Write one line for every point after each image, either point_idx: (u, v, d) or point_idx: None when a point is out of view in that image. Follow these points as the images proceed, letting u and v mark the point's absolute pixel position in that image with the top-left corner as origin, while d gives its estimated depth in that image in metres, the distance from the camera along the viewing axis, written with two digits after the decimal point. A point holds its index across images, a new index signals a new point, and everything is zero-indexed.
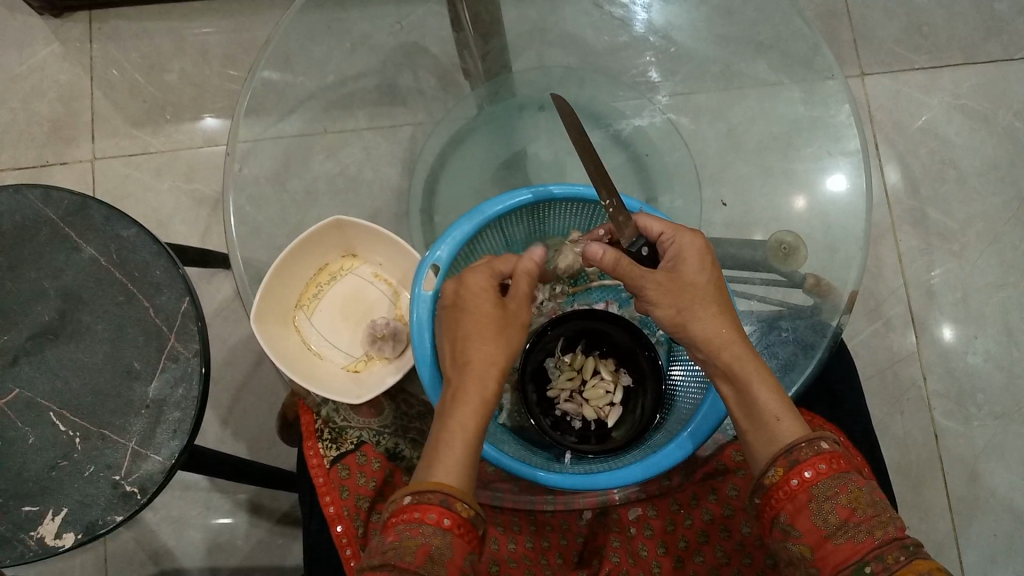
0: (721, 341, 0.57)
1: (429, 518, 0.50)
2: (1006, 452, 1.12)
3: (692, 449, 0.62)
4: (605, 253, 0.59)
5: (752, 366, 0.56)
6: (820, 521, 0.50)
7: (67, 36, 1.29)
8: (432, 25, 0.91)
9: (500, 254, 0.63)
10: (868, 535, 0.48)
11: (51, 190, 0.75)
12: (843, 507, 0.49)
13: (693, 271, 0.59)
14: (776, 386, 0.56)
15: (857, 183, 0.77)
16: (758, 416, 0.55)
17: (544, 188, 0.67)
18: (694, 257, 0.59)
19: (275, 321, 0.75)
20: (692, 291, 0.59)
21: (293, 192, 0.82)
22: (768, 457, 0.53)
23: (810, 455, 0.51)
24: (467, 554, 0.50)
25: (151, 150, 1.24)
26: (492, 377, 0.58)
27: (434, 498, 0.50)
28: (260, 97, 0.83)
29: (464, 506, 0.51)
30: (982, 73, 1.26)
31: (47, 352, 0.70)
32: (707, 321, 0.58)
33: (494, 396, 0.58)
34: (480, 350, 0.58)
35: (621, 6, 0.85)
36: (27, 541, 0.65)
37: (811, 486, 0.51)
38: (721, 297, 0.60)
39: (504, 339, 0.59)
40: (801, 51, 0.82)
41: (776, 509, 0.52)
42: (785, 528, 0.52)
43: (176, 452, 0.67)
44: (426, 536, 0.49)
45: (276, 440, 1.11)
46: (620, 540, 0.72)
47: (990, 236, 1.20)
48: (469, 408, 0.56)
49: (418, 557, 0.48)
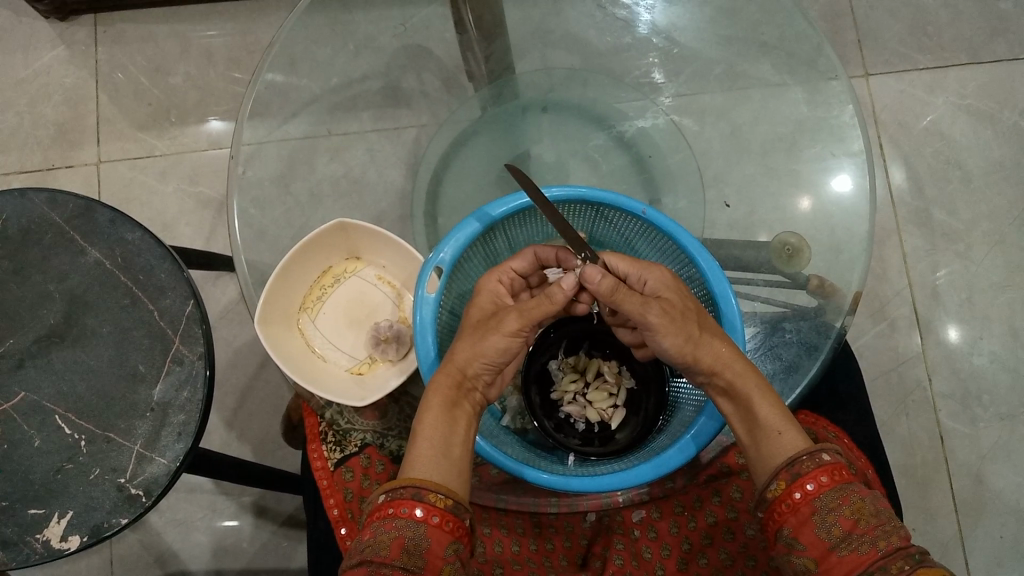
0: (718, 363, 0.57)
1: (402, 512, 0.50)
2: (1013, 453, 1.12)
3: (694, 452, 0.61)
4: (604, 280, 0.56)
5: (755, 384, 0.56)
6: (824, 533, 0.50)
7: (72, 40, 1.29)
8: (438, 27, 0.89)
9: (517, 258, 0.65)
10: (871, 546, 0.48)
11: (56, 194, 0.75)
12: (846, 519, 0.49)
13: (675, 296, 0.59)
14: (777, 401, 0.56)
15: (862, 184, 0.77)
16: (759, 431, 0.55)
17: (500, 205, 0.67)
18: (674, 287, 0.60)
19: (279, 323, 0.75)
20: (704, 317, 0.59)
21: (298, 195, 0.83)
22: (771, 471, 0.53)
23: (812, 467, 0.51)
24: (448, 544, 0.51)
25: (155, 153, 1.25)
26: (457, 375, 0.58)
27: (408, 492, 0.51)
28: (264, 100, 0.82)
29: (438, 497, 0.51)
30: (987, 73, 1.26)
31: (51, 356, 0.70)
32: (710, 343, 0.57)
33: (461, 394, 0.57)
34: (456, 349, 0.59)
35: (625, 7, 0.85)
36: (33, 543, 0.66)
37: (813, 500, 0.51)
38: (709, 320, 0.60)
39: (482, 341, 0.58)
40: (804, 52, 0.82)
41: (778, 522, 0.52)
42: (789, 541, 0.51)
43: (180, 454, 0.67)
44: (399, 529, 0.50)
45: (281, 442, 1.12)
46: (624, 543, 0.72)
47: (995, 236, 1.20)
48: (437, 404, 0.56)
49: (394, 550, 0.49)
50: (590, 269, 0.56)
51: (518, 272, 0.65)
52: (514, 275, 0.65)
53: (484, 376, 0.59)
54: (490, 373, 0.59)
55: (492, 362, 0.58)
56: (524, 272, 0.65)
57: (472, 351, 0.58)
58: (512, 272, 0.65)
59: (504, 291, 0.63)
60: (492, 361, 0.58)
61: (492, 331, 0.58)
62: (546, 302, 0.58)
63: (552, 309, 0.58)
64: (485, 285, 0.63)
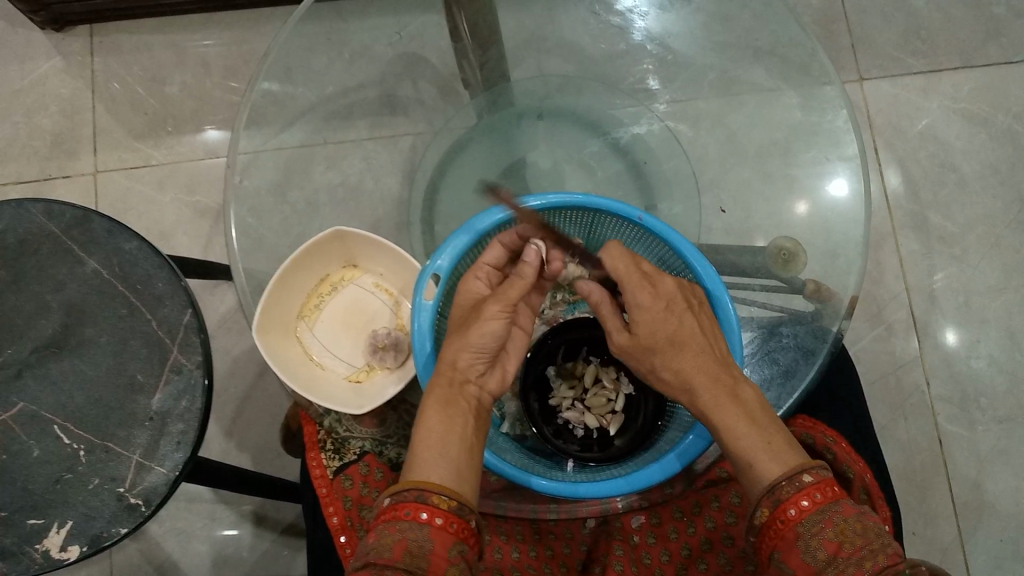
0: (688, 395, 0.58)
1: (406, 515, 0.50)
2: (1011, 456, 1.12)
3: (676, 469, 0.61)
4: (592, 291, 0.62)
5: (729, 414, 0.55)
6: (809, 557, 0.50)
7: (69, 50, 1.30)
8: (433, 35, 0.90)
9: (489, 252, 0.65)
10: (857, 567, 0.47)
11: (53, 204, 0.75)
12: (831, 542, 0.49)
13: (647, 330, 0.59)
14: (752, 427, 0.55)
15: (857, 188, 0.77)
16: (735, 459, 0.55)
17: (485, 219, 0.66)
18: (646, 307, 0.58)
19: (277, 331, 0.75)
20: (683, 333, 0.58)
21: (295, 203, 0.83)
22: (754, 496, 0.54)
23: (793, 492, 0.51)
24: (453, 545, 0.50)
25: (153, 162, 1.25)
26: (450, 373, 0.59)
27: (411, 495, 0.51)
28: (261, 109, 0.83)
29: (442, 498, 0.51)
30: (980, 77, 1.26)
31: (50, 366, 0.70)
32: (677, 374, 0.58)
33: (456, 392, 0.58)
34: (445, 350, 0.60)
35: (619, 14, 0.86)
36: (32, 554, 0.65)
37: (797, 524, 0.51)
38: (687, 343, 0.58)
39: (467, 334, 0.60)
40: (798, 58, 0.83)
41: (770, 545, 0.52)
42: (779, 564, 0.52)
43: (179, 463, 0.67)
44: (403, 532, 0.49)
45: (280, 451, 1.12)
46: (624, 548, 0.72)
47: (991, 239, 1.20)
48: (432, 404, 0.57)
49: (397, 551, 0.48)
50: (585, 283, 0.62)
51: (494, 264, 0.65)
52: (489, 266, 0.65)
53: (477, 366, 0.60)
54: (482, 361, 0.60)
55: (481, 348, 0.60)
56: (500, 263, 0.66)
57: (460, 343, 0.60)
58: (487, 266, 0.65)
59: (481, 288, 0.64)
60: (480, 348, 0.60)
61: (474, 321, 0.60)
62: (520, 282, 0.61)
63: (525, 284, 0.61)
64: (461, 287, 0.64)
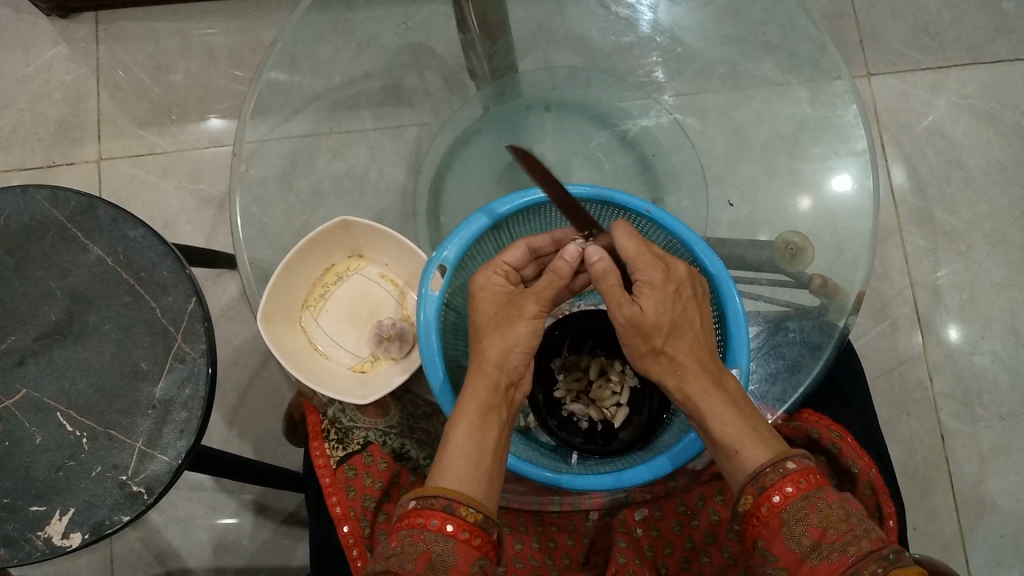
0: (676, 381, 0.57)
1: (431, 525, 0.49)
2: (1014, 453, 1.12)
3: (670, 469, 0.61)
4: (601, 261, 0.57)
5: (718, 402, 0.55)
6: (794, 544, 0.49)
7: (73, 37, 1.29)
8: (439, 26, 0.88)
9: (509, 252, 0.64)
10: (842, 553, 0.47)
11: (58, 190, 0.75)
12: (815, 528, 0.48)
13: (652, 310, 0.56)
14: (738, 415, 0.54)
15: (863, 183, 0.77)
16: (719, 445, 0.54)
17: (505, 203, 0.66)
18: (657, 286, 0.57)
19: (283, 321, 0.75)
20: (684, 320, 0.58)
21: (299, 192, 0.82)
22: (739, 485, 0.52)
23: (776, 479, 0.50)
24: (475, 560, 0.49)
25: (156, 150, 1.24)
26: (494, 374, 0.57)
27: (438, 504, 0.49)
28: (266, 97, 0.83)
29: (469, 511, 0.49)
30: (988, 73, 1.26)
31: (53, 353, 0.70)
32: (671, 360, 0.57)
33: (497, 397, 0.57)
34: (485, 352, 0.58)
35: (627, 6, 0.85)
36: (34, 541, 0.65)
37: (781, 511, 0.49)
38: (685, 329, 0.58)
39: (509, 331, 0.59)
40: (808, 51, 0.82)
41: (754, 534, 0.51)
42: (763, 552, 0.51)
43: (182, 452, 0.67)
44: (428, 543, 0.48)
45: (281, 440, 1.11)
46: (627, 540, 0.70)
47: (997, 236, 1.20)
48: (473, 408, 0.55)
49: (420, 564, 0.48)
50: (592, 248, 0.58)
51: (512, 264, 0.64)
52: (507, 268, 0.64)
53: (519, 369, 0.59)
54: (525, 364, 0.60)
55: (526, 349, 0.59)
56: (518, 264, 0.65)
57: (502, 345, 0.58)
58: (506, 265, 0.64)
59: (503, 283, 0.62)
60: (526, 348, 0.59)
61: (515, 319, 0.59)
62: (554, 277, 0.59)
63: (561, 281, 0.59)
64: (482, 283, 0.62)
